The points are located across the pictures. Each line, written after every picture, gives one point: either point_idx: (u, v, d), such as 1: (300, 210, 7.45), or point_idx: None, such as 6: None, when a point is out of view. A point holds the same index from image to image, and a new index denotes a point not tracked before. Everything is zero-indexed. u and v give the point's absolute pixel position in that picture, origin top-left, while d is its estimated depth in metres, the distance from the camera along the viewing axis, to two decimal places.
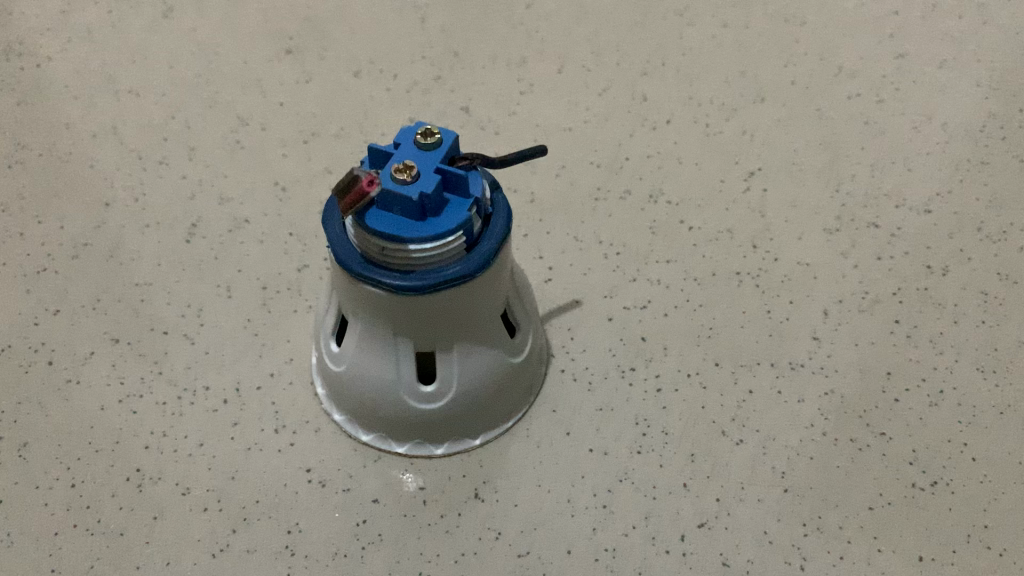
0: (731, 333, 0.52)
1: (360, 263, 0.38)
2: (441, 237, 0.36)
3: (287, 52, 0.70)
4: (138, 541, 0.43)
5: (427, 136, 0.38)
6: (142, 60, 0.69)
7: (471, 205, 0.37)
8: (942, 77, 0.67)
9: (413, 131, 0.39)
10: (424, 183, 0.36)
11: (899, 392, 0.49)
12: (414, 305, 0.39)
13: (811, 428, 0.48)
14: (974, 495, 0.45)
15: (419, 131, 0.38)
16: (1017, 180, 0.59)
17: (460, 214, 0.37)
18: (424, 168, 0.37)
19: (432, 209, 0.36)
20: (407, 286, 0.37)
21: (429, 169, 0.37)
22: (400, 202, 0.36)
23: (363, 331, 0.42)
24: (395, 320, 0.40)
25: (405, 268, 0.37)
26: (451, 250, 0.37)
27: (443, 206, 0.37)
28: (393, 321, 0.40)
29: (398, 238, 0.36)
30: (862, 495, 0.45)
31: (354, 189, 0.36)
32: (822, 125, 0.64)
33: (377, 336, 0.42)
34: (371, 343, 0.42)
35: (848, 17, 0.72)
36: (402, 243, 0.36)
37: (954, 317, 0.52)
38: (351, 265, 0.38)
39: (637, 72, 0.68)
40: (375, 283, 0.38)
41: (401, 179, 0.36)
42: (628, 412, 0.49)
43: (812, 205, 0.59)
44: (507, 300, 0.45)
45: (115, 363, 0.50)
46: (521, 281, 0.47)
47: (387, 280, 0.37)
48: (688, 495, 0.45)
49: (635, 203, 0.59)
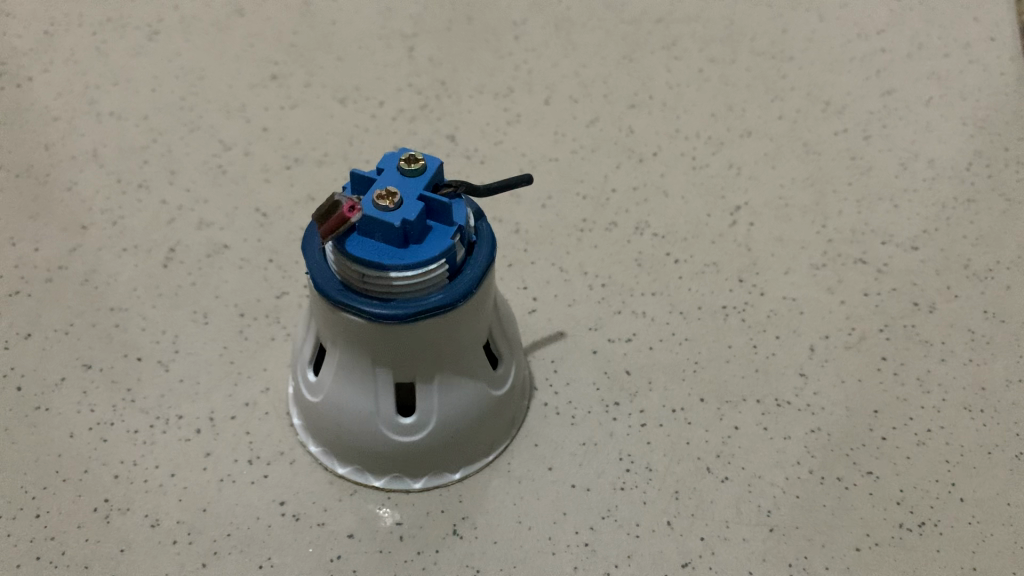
0: (717, 369, 0.51)
1: (339, 290, 0.37)
2: (424, 266, 0.35)
3: (273, 78, 0.70)
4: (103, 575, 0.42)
5: (412, 161, 0.37)
6: (125, 82, 0.69)
7: (455, 234, 0.36)
8: (928, 115, 0.67)
9: (396, 156, 0.38)
10: (406, 210, 0.35)
11: (886, 430, 0.48)
12: (394, 335, 0.38)
13: (797, 466, 0.47)
14: (963, 537, 0.44)
15: (403, 157, 0.37)
16: (1004, 218, 0.59)
17: (444, 242, 0.36)
18: (407, 195, 0.36)
19: (415, 237, 0.36)
20: (389, 315, 0.36)
21: (413, 196, 0.36)
22: (381, 229, 0.35)
23: (342, 361, 0.41)
24: (374, 349, 0.39)
25: (386, 296, 0.36)
26: (434, 279, 0.36)
27: (426, 233, 0.36)
28: (372, 350, 0.39)
29: (379, 266, 0.35)
30: (850, 536, 0.44)
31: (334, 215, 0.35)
32: (809, 161, 0.64)
33: (355, 366, 0.41)
34: (349, 374, 0.41)
35: (836, 53, 0.72)
36: (383, 270, 0.35)
37: (942, 356, 0.52)
38: (330, 292, 0.37)
39: (624, 106, 0.68)
40: (354, 311, 0.37)
41: (383, 205, 0.35)
42: (611, 448, 0.48)
43: (799, 240, 0.58)
44: (489, 332, 0.44)
45: (86, 390, 0.49)
46: (505, 313, 0.46)
47: (366, 309, 0.36)
48: (671, 534, 0.44)
49: (622, 234, 0.59)
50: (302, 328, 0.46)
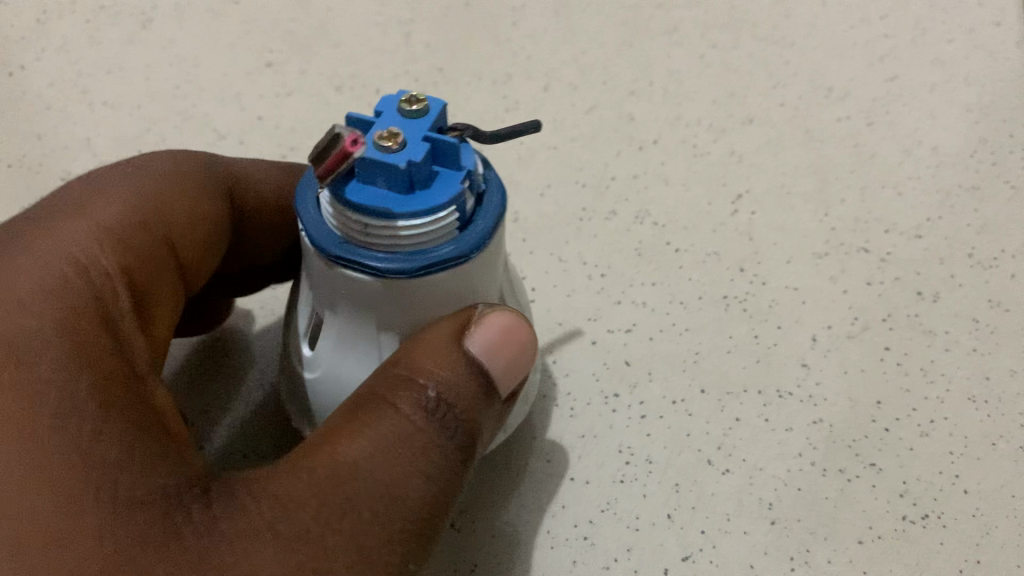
0: (719, 360, 0.50)
1: (338, 243, 0.32)
2: (433, 212, 0.31)
3: (268, 65, 0.69)
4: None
5: (413, 100, 0.33)
6: (118, 71, 0.68)
7: (464, 178, 0.32)
8: (931, 101, 0.66)
9: (395, 97, 0.34)
10: (411, 150, 0.31)
11: (889, 421, 0.48)
12: (400, 294, 0.33)
13: (799, 458, 0.46)
14: (966, 529, 0.44)
15: (403, 96, 0.33)
16: (1010, 205, 0.58)
17: (454, 186, 0.32)
18: (411, 136, 0.32)
19: (421, 182, 0.31)
20: (395, 271, 0.32)
21: (418, 137, 0.32)
22: (384, 171, 0.31)
23: (343, 327, 0.36)
24: (376, 311, 0.34)
25: (392, 251, 0.32)
26: (445, 229, 0.32)
27: (432, 178, 0.32)
28: (372, 312, 0.34)
29: (383, 212, 0.31)
30: (852, 529, 0.44)
31: (332, 154, 0.30)
32: (811, 148, 0.63)
33: (357, 334, 0.36)
34: (350, 343, 0.36)
35: (838, 39, 0.71)
36: (388, 218, 0.31)
37: (946, 345, 0.51)
38: (328, 247, 0.32)
39: (624, 92, 0.68)
40: (357, 268, 0.32)
41: (385, 146, 0.31)
42: (610, 440, 0.47)
43: (801, 228, 0.58)
44: (499, 297, 0.39)
45: None
46: (515, 278, 0.42)
47: (369, 265, 0.32)
48: (672, 527, 0.44)
49: (622, 223, 0.58)
50: (294, 296, 0.40)
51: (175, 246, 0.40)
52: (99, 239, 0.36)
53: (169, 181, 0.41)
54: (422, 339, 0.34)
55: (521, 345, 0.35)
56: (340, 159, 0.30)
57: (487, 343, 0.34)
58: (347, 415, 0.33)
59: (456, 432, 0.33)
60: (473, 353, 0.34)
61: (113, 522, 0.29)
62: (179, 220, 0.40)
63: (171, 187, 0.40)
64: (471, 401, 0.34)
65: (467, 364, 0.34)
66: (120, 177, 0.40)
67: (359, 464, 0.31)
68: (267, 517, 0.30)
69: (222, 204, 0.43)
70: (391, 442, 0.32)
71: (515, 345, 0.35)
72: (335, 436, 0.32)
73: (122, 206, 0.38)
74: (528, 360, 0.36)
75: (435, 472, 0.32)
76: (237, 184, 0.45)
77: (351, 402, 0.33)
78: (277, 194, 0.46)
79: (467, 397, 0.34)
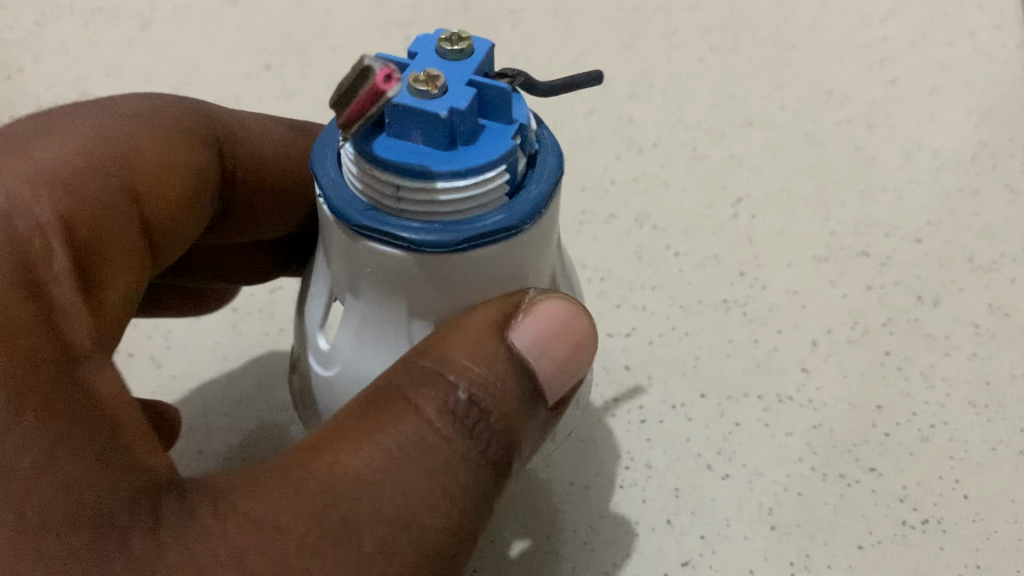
0: (718, 364, 0.50)
1: (365, 210, 0.28)
2: (479, 172, 0.27)
3: (267, 68, 0.69)
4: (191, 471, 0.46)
5: (454, 39, 0.29)
6: (118, 73, 0.68)
7: (516, 133, 0.28)
8: (931, 104, 0.66)
9: (433, 38, 0.30)
10: (454, 97, 0.27)
11: (889, 426, 0.48)
12: (438, 274, 0.29)
13: (800, 463, 0.46)
14: (966, 535, 0.43)
15: (443, 37, 0.30)
16: (1010, 209, 0.58)
17: (503, 142, 0.28)
18: (453, 80, 0.28)
19: (465, 137, 0.28)
20: (431, 241, 0.28)
21: (460, 82, 0.28)
22: (421, 122, 0.27)
23: (370, 309, 0.31)
24: (411, 295, 0.30)
25: (429, 218, 0.28)
26: (492, 192, 0.28)
27: (477, 133, 0.28)
28: (407, 295, 0.30)
29: (421, 170, 0.27)
30: (851, 534, 0.44)
31: (359, 95, 0.26)
32: (811, 152, 0.63)
33: (387, 317, 0.31)
34: (375, 328, 0.32)
35: (838, 42, 0.71)
36: (426, 177, 0.27)
37: (946, 350, 0.51)
38: (352, 213, 0.28)
39: (624, 95, 0.67)
40: (387, 238, 0.28)
41: (422, 90, 0.27)
42: (610, 445, 0.48)
43: (801, 232, 0.58)
44: (549, 282, 0.35)
45: None
46: (566, 271, 0.38)
47: (403, 235, 0.28)
48: (671, 532, 0.44)
49: (621, 227, 0.58)
50: (307, 284, 0.36)
51: (153, 196, 0.36)
52: (35, 183, 0.31)
53: (149, 125, 0.37)
54: (457, 327, 0.30)
55: (571, 350, 0.32)
56: (371, 98, 0.26)
57: (535, 337, 0.31)
58: (362, 410, 0.30)
59: (485, 441, 0.30)
60: (518, 346, 0.31)
61: (75, 500, 0.27)
62: (157, 168, 0.37)
63: (151, 132, 0.37)
64: (509, 405, 0.31)
65: (511, 360, 0.31)
66: (94, 118, 0.36)
67: (366, 473, 0.28)
68: (244, 531, 0.27)
69: (210, 155, 0.40)
70: (411, 449, 0.29)
71: (565, 348, 0.32)
72: (343, 440, 0.29)
73: (95, 148, 0.34)
74: (577, 365, 0.33)
75: (454, 488, 0.29)
76: (227, 137, 0.42)
77: (368, 393, 0.30)
78: (279, 152, 0.44)
79: (504, 401, 0.31)
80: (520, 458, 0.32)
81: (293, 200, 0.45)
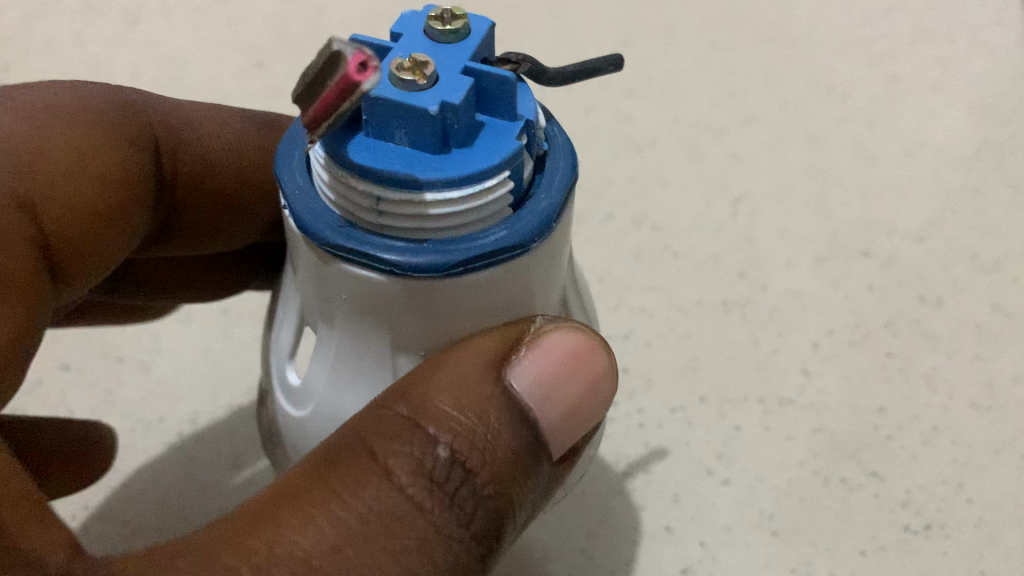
0: (718, 367, 0.50)
1: (341, 228, 0.26)
2: (477, 180, 0.25)
3: (258, 66, 0.68)
4: (207, 518, 0.45)
5: (447, 19, 0.27)
6: (106, 72, 0.67)
7: (521, 130, 0.26)
8: (933, 101, 0.65)
9: (419, 18, 0.28)
10: (445, 90, 0.25)
11: (892, 429, 0.47)
12: (425, 307, 0.27)
13: (801, 468, 0.45)
14: (970, 540, 0.43)
15: (430, 17, 0.28)
16: (1012, 209, 0.57)
17: (505, 143, 0.26)
18: (444, 68, 0.26)
19: (459, 137, 0.25)
20: (418, 265, 0.25)
21: (453, 71, 0.26)
22: (409, 119, 0.25)
23: (351, 347, 0.29)
24: (394, 327, 0.28)
25: (418, 237, 0.26)
26: (493, 205, 0.26)
27: (474, 133, 0.26)
28: (391, 329, 0.28)
29: (407, 178, 0.25)
30: (853, 540, 0.43)
31: (331, 84, 0.24)
32: (810, 150, 0.62)
33: (368, 358, 0.29)
34: (351, 367, 0.29)
35: (837, 38, 0.70)
36: (413, 186, 0.25)
37: (949, 351, 0.50)
38: (325, 230, 0.26)
39: (621, 92, 0.66)
40: (367, 262, 0.26)
41: (409, 80, 0.25)
42: (608, 450, 0.47)
43: (802, 232, 0.57)
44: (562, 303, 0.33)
45: (66, 392, 0.50)
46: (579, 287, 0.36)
47: (387, 257, 0.25)
48: (671, 539, 0.43)
49: (618, 227, 0.58)
50: (276, 306, 0.34)
51: (55, 206, 0.34)
52: None
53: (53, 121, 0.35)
54: (440, 368, 0.28)
55: (587, 386, 0.30)
56: (344, 88, 0.24)
57: (539, 376, 0.29)
58: (321, 472, 0.27)
59: (467, 509, 0.28)
60: (522, 388, 0.29)
61: None
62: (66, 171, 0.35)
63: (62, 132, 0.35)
64: (499, 466, 0.28)
65: (510, 410, 0.29)
66: None
67: (320, 554, 0.26)
68: None
69: (142, 155, 0.38)
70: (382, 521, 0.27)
71: (579, 387, 0.30)
72: (295, 510, 0.26)
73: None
74: (593, 408, 0.31)
75: (424, 568, 0.27)
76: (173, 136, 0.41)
77: (332, 448, 0.28)
78: (237, 156, 0.43)
79: (496, 461, 0.28)
80: (513, 529, 0.30)
81: (250, 213, 0.45)
